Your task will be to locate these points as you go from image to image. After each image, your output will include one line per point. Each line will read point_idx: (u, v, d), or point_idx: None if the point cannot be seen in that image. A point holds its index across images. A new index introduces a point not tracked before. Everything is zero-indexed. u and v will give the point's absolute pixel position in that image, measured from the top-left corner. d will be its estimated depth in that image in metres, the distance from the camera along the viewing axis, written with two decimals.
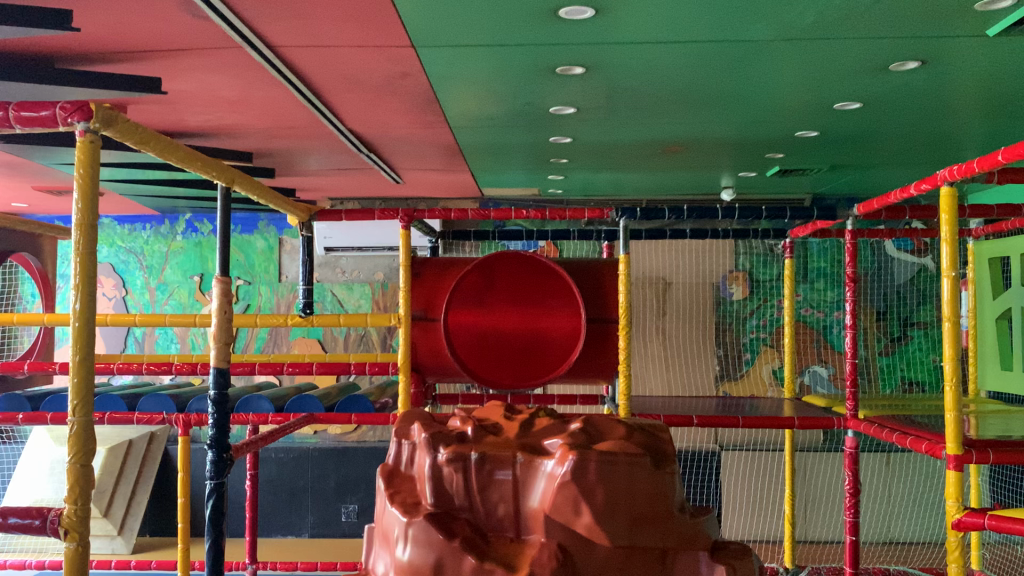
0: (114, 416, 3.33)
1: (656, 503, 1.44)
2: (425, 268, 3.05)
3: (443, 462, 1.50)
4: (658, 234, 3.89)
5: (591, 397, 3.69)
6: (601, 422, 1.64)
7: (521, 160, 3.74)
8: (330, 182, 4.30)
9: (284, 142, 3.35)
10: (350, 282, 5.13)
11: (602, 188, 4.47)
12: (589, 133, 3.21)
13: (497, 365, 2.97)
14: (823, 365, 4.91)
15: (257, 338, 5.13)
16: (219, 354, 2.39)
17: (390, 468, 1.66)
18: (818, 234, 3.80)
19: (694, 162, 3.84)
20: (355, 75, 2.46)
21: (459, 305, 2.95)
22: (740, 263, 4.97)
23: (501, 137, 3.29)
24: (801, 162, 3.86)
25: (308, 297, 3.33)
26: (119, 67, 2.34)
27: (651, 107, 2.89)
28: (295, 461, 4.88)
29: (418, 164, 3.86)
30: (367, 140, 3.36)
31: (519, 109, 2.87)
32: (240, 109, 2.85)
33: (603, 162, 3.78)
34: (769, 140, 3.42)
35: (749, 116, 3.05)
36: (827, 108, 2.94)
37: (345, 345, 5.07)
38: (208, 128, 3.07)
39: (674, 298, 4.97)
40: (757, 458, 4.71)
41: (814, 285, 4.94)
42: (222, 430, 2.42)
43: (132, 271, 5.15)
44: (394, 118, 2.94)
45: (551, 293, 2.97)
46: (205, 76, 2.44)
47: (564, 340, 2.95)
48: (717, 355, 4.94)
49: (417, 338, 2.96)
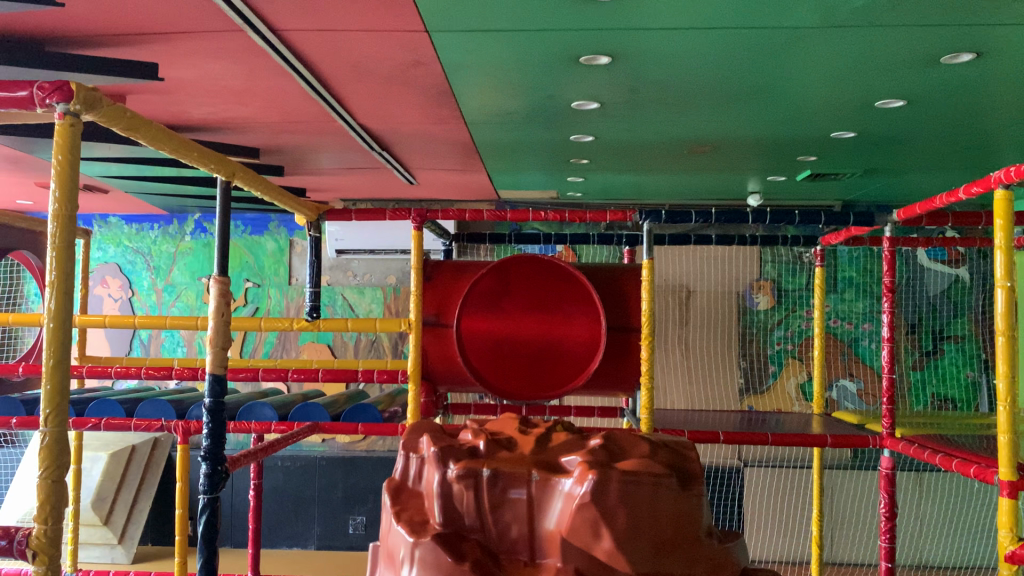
0: (111, 422, 3.19)
1: (682, 526, 1.30)
2: (438, 271, 2.90)
3: (453, 478, 1.36)
4: (682, 239, 3.72)
5: (609, 409, 3.52)
6: (622, 437, 1.49)
7: (540, 160, 3.57)
8: (341, 181, 4.15)
9: (292, 138, 3.20)
10: (361, 286, 4.99)
11: (623, 191, 4.30)
12: (613, 130, 3.05)
13: (512, 374, 2.79)
14: (852, 379, 4.71)
15: (265, 341, 4.99)
16: (214, 359, 2.23)
17: (396, 483, 1.55)
18: (851, 242, 3.62)
19: (721, 165, 3.67)
20: (366, 63, 2.32)
21: (473, 309, 2.78)
22: (767, 272, 4.78)
23: (519, 135, 3.13)
24: (834, 166, 3.68)
25: (316, 300, 3.17)
26: (113, 53, 2.20)
27: (679, 102, 2.72)
28: (303, 470, 4.73)
29: (432, 164, 3.71)
30: (379, 137, 3.21)
31: (539, 104, 2.71)
32: (244, 101, 2.70)
33: (625, 162, 3.61)
34: (803, 141, 3.24)
35: (782, 114, 2.88)
36: (867, 105, 2.76)
37: (355, 351, 4.93)
38: (212, 121, 2.93)
39: (697, 307, 4.78)
40: (782, 477, 4.52)
41: (844, 295, 4.75)
42: (217, 442, 2.24)
43: (138, 271, 5.02)
44: (407, 112, 2.79)
45: (570, 300, 2.80)
46: (206, 63, 2.30)
47: (582, 349, 2.77)
48: (741, 367, 4.75)
49: (429, 344, 2.81)
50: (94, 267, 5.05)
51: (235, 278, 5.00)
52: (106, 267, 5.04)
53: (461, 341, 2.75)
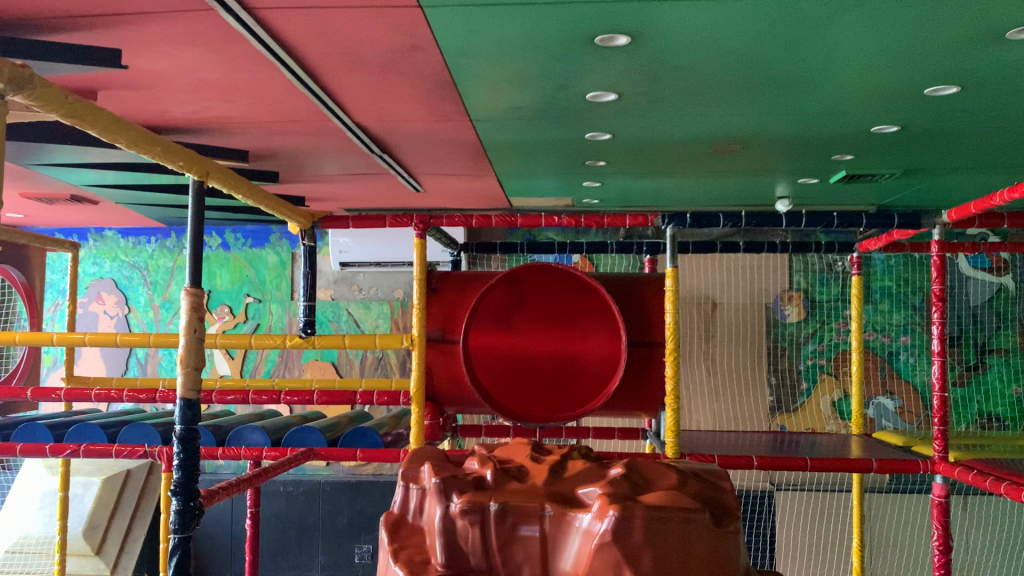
0: (91, 448, 2.94)
1: (716, 569, 1.22)
2: (443, 283, 2.64)
3: (456, 513, 1.30)
4: (707, 247, 3.45)
5: (630, 430, 3.24)
6: (649, 469, 1.50)
7: (553, 162, 3.32)
8: (342, 189, 3.92)
9: (286, 140, 2.97)
10: (367, 300, 4.74)
11: (643, 196, 4.03)
12: (632, 127, 2.79)
13: (523, 394, 2.52)
14: (890, 396, 4.40)
15: (267, 359, 4.76)
16: (185, 382, 1.97)
17: (395, 518, 1.42)
18: (890, 249, 3.35)
19: (749, 166, 3.41)
20: (356, 49, 2.07)
21: (481, 324, 2.52)
22: (797, 282, 4.50)
23: (530, 135, 2.89)
24: (871, 167, 3.41)
25: (310, 316, 2.91)
26: (72, 40, 1.97)
27: (704, 92, 2.47)
28: (306, 496, 4.47)
29: (438, 168, 3.46)
30: (380, 138, 2.97)
31: (550, 96, 2.46)
32: (228, 98, 2.46)
33: (645, 164, 3.35)
34: (839, 137, 2.98)
35: (818, 104, 2.62)
36: (915, 93, 2.52)
37: (361, 369, 4.68)
38: (197, 121, 2.70)
39: (723, 320, 4.51)
40: (818, 502, 4.22)
41: (879, 306, 4.47)
42: (189, 476, 1.97)
43: (135, 287, 4.80)
44: (407, 108, 2.55)
45: (587, 314, 2.53)
46: (178, 51, 2.06)
47: (601, 367, 2.50)
48: (770, 385, 4.46)
49: (434, 361, 2.55)
50: (89, 283, 4.84)
51: (235, 293, 4.77)
52: (102, 282, 4.83)
53: (468, 359, 2.48)
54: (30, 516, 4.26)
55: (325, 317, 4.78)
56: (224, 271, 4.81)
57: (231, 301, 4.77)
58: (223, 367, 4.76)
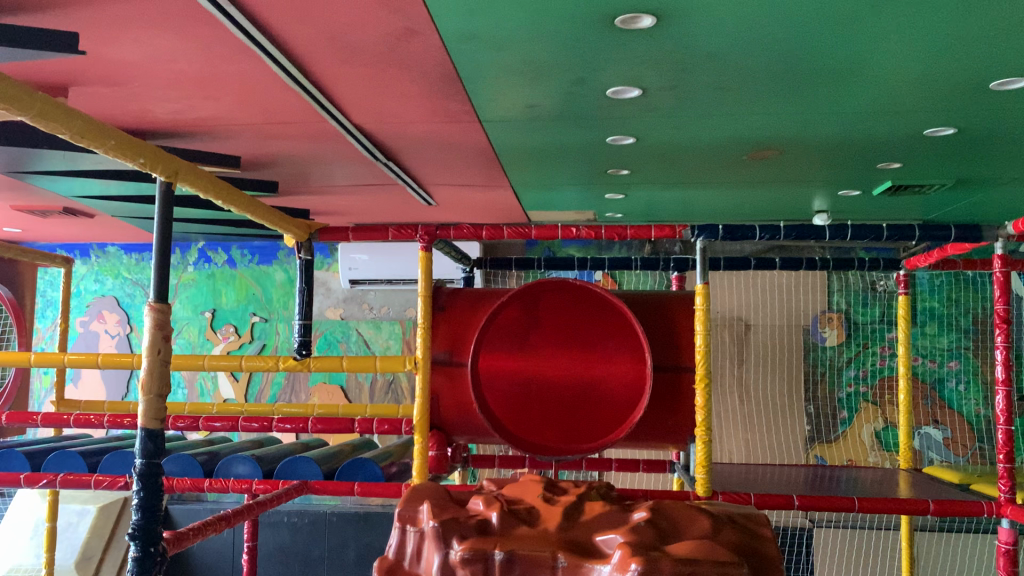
0: (67, 478, 2.69)
1: None
2: (451, 301, 2.38)
3: (457, 562, 1.23)
4: (739, 264, 3.18)
5: (656, 463, 2.96)
6: (677, 515, 1.37)
7: (572, 170, 3.07)
8: (349, 202, 3.69)
9: (283, 145, 2.75)
10: (378, 320, 4.51)
11: (669, 208, 3.77)
12: (658, 129, 2.54)
13: (538, 424, 2.25)
14: (937, 426, 4.08)
15: (273, 382, 4.52)
16: (148, 410, 1.72)
17: (391, 563, 1.33)
18: (940, 265, 3.07)
19: (786, 175, 3.14)
20: (345, 34, 1.84)
21: (493, 345, 2.26)
22: (835, 303, 4.21)
23: (546, 138, 2.64)
24: (919, 176, 3.12)
25: (305, 336, 2.65)
26: (26, 24, 1.75)
27: (739, 87, 2.21)
28: (311, 527, 4.22)
29: (449, 178, 3.23)
30: (383, 143, 2.74)
31: (567, 92, 2.22)
32: (212, 95, 2.24)
33: (673, 172, 3.09)
34: (887, 142, 2.71)
35: (867, 101, 2.35)
36: (979, 87, 2.24)
37: (371, 393, 4.43)
38: (183, 123, 2.48)
39: (756, 343, 4.23)
40: (861, 540, 3.91)
41: (925, 329, 4.17)
42: (149, 520, 1.70)
43: (137, 305, 4.61)
44: (408, 106, 2.31)
45: (609, 336, 2.27)
46: (148, 37, 1.84)
47: (624, 394, 2.23)
48: (808, 413, 4.15)
49: (440, 386, 2.30)
50: (90, 302, 4.66)
51: (240, 311, 4.55)
52: (103, 300, 4.64)
53: (478, 384, 2.22)
54: (22, 546, 4.03)
55: (334, 338, 4.55)
56: (228, 288, 4.59)
57: (237, 321, 4.55)
58: (227, 390, 4.55)
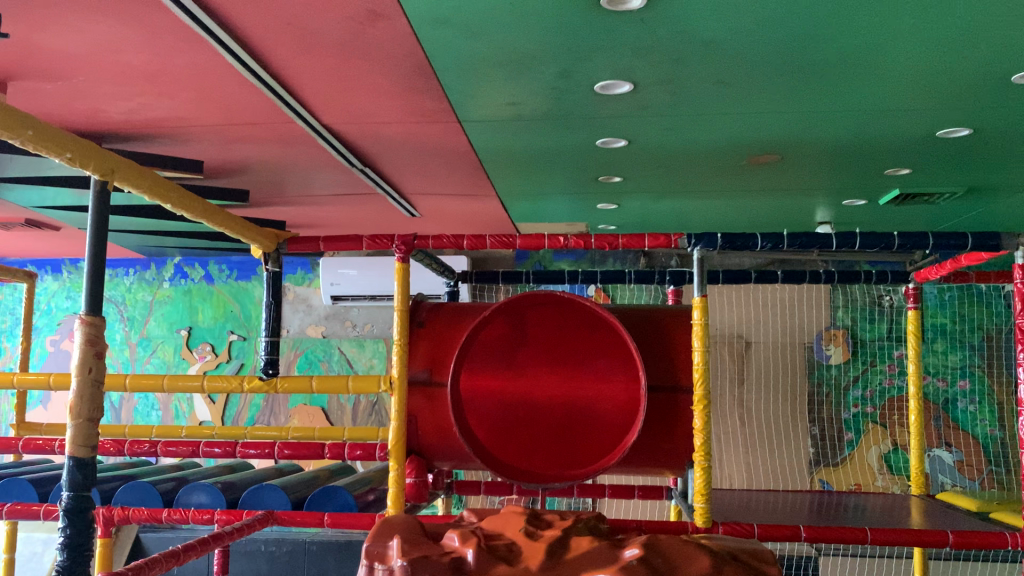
0: (14, 508, 2.47)
1: None
2: (432, 317, 2.19)
3: None
4: (739, 277, 3.00)
5: (652, 489, 2.76)
6: None
7: (561, 178, 2.90)
8: (328, 213, 3.51)
9: (250, 150, 2.57)
10: (361, 338, 4.32)
11: (665, 218, 3.59)
12: (652, 130, 2.36)
13: (525, 449, 2.03)
14: (947, 448, 3.89)
15: (251, 404, 4.33)
16: (76, 435, 1.52)
17: None
18: (952, 279, 2.89)
19: (788, 183, 2.97)
20: (302, 18, 1.67)
21: (477, 364, 2.05)
22: (839, 319, 4.04)
23: (532, 141, 2.46)
24: (930, 184, 2.95)
25: (273, 354, 2.45)
26: None
27: (739, 82, 2.04)
28: (290, 556, 4.00)
29: (431, 186, 3.05)
30: (358, 147, 2.57)
31: (551, 88, 2.04)
32: (167, 91, 2.06)
33: (668, 180, 2.91)
34: (897, 145, 2.53)
35: (876, 98, 2.17)
36: (999, 82, 2.06)
37: (353, 415, 4.23)
38: (140, 125, 2.31)
39: (757, 362, 4.03)
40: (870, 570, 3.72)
41: (933, 347, 3.98)
42: (76, 562, 1.49)
43: (111, 323, 4.47)
44: (380, 104, 2.13)
45: (600, 354, 2.05)
46: (83, 21, 1.66)
47: (617, 417, 2.02)
48: (812, 435, 3.96)
49: (419, 408, 2.11)
50: (62, 319, 4.48)
51: (218, 329, 4.35)
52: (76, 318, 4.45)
53: (459, 406, 2.01)
54: None
55: (315, 357, 4.35)
56: (205, 305, 4.40)
57: (214, 339, 4.35)
58: (203, 412, 4.35)
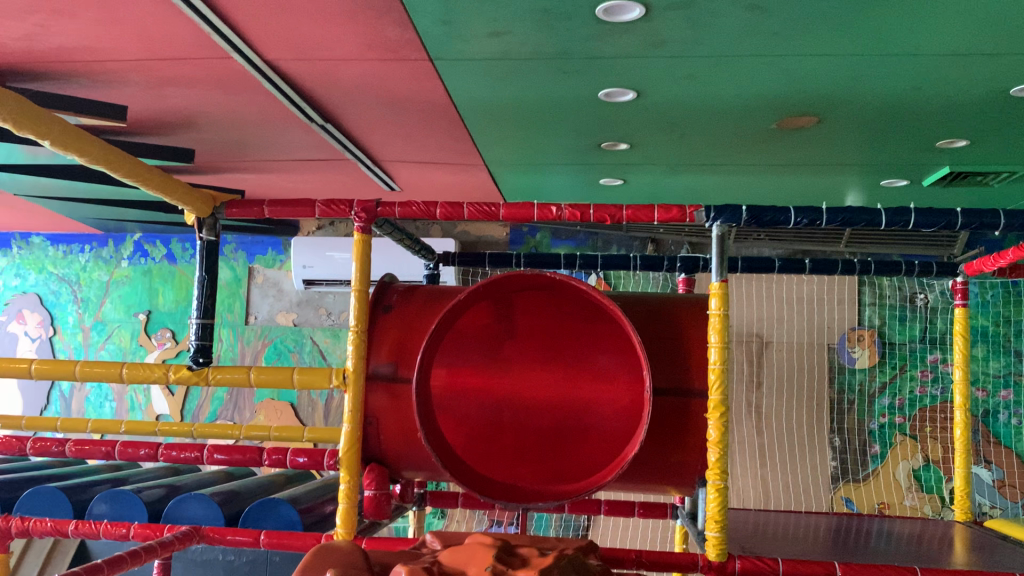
0: None
1: None
2: (403, 301, 1.74)
3: None
4: (761, 265, 2.58)
5: (656, 506, 2.35)
6: None
7: (557, 142, 2.49)
8: (295, 183, 3.11)
9: (189, 97, 2.17)
10: (337, 328, 3.92)
11: (676, 197, 3.18)
12: (666, 76, 1.95)
13: (506, 458, 1.59)
14: (986, 465, 3.49)
15: (213, 398, 3.95)
16: None
17: None
18: (1008, 272, 2.48)
19: (822, 156, 2.56)
20: None
21: (455, 356, 1.60)
22: (867, 318, 3.63)
23: (522, 89, 2.05)
24: (985, 159, 2.53)
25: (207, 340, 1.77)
26: None
27: (778, 13, 1.62)
28: (251, 567, 3.42)
29: (409, 151, 2.64)
30: (317, 96, 2.15)
31: (544, 12, 1.64)
32: (65, 9, 1.66)
33: (682, 147, 2.50)
34: (959, 105, 2.11)
35: (946, 41, 1.76)
36: None
37: (325, 414, 3.85)
38: (45, 58, 1.90)
39: (776, 364, 3.63)
40: None
41: (971, 352, 3.58)
42: None
43: (63, 304, 4.11)
44: (332, 30, 1.73)
45: (602, 347, 1.60)
46: None
47: (618, 427, 1.57)
48: (833, 448, 3.55)
49: (380, 409, 1.65)
50: (10, 299, 4.19)
51: (179, 315, 3.95)
52: (25, 298, 4.17)
53: (429, 406, 1.57)
54: None
55: (285, 347, 3.97)
56: (166, 288, 4.00)
57: (175, 326, 3.95)
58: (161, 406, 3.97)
